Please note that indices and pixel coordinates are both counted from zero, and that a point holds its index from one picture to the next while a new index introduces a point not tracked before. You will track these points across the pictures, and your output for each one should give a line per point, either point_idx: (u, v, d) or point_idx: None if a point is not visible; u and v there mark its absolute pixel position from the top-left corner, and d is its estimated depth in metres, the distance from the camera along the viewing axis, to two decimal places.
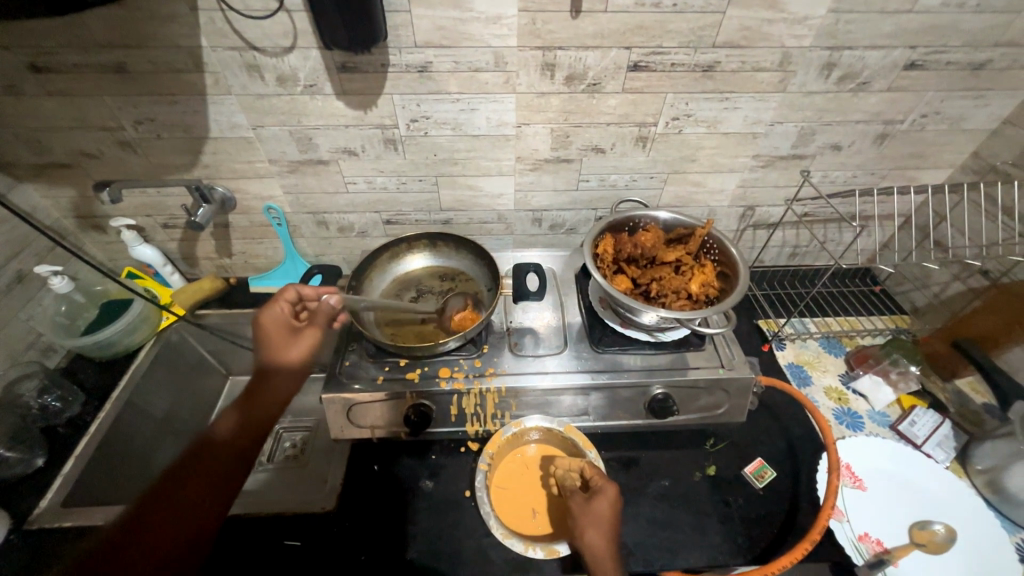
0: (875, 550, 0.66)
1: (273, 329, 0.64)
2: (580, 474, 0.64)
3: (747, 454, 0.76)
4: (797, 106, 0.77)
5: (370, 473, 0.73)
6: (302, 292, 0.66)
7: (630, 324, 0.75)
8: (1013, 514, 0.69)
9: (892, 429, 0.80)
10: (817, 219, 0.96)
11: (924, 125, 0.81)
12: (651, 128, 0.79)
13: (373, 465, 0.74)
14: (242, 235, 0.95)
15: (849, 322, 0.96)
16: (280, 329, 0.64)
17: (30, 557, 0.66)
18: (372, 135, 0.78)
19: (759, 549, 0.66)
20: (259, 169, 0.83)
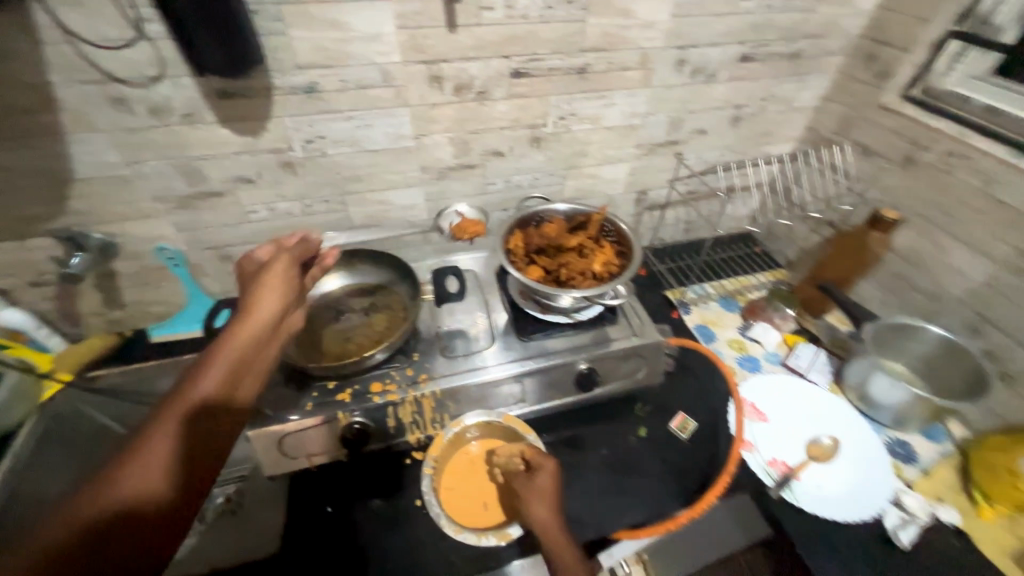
0: (783, 471, 0.75)
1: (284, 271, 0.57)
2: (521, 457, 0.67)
3: (671, 410, 0.84)
4: (663, 99, 0.88)
5: (323, 515, 0.69)
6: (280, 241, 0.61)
7: (550, 309, 0.79)
8: (879, 416, 0.82)
9: (784, 365, 0.92)
10: (699, 195, 1.08)
11: (766, 107, 0.95)
12: (543, 129, 0.86)
13: (327, 507, 0.70)
14: (133, 283, 0.87)
15: (739, 281, 1.09)
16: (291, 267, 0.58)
17: None
18: (267, 160, 0.76)
19: (692, 492, 0.73)
20: (143, 209, 0.77)
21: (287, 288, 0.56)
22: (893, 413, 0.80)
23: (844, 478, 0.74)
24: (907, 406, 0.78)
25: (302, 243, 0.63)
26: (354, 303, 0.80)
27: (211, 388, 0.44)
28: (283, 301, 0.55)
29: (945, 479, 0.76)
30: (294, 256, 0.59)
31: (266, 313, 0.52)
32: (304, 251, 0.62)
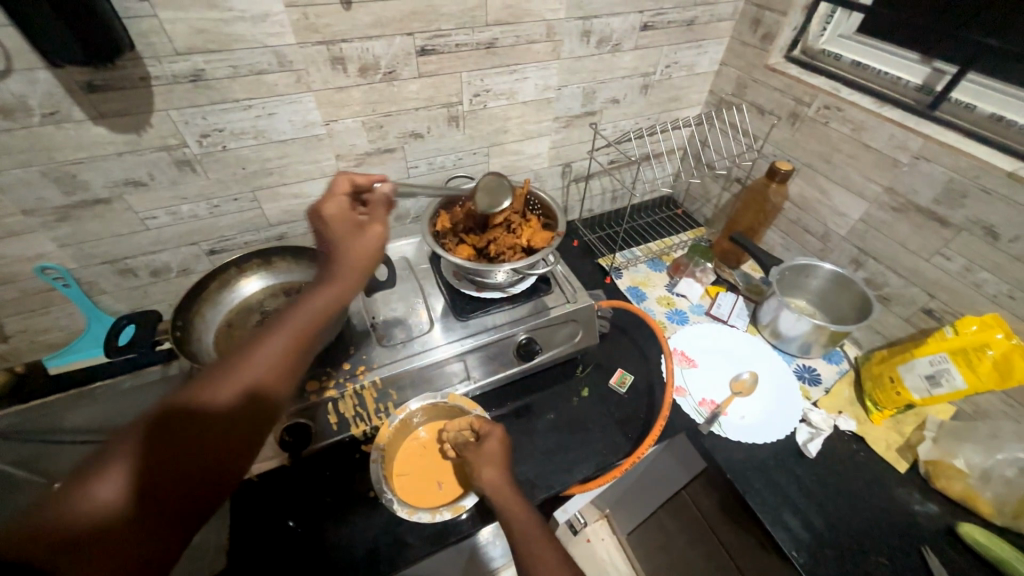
0: (711, 408, 0.82)
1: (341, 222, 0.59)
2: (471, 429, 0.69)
3: (610, 368, 0.89)
4: (574, 71, 0.90)
5: (285, 531, 0.66)
6: (356, 181, 0.62)
7: (485, 287, 0.80)
8: (788, 348, 0.92)
9: (707, 314, 1.00)
10: (620, 163, 1.13)
11: (670, 74, 1.00)
12: (458, 107, 0.85)
13: (288, 521, 0.67)
14: (14, 310, 0.77)
15: (664, 242, 1.16)
16: (346, 223, 0.59)
17: None
18: (158, 160, 0.70)
19: (634, 439, 0.78)
20: (12, 225, 0.68)
21: (367, 257, 0.59)
22: (799, 343, 0.90)
23: (762, 406, 0.83)
24: (808, 335, 0.87)
25: (341, 197, 0.60)
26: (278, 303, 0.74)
27: (226, 389, 0.44)
28: (357, 276, 0.58)
29: (843, 394, 0.86)
30: (382, 218, 0.61)
31: (335, 286, 0.56)
32: (340, 205, 0.60)
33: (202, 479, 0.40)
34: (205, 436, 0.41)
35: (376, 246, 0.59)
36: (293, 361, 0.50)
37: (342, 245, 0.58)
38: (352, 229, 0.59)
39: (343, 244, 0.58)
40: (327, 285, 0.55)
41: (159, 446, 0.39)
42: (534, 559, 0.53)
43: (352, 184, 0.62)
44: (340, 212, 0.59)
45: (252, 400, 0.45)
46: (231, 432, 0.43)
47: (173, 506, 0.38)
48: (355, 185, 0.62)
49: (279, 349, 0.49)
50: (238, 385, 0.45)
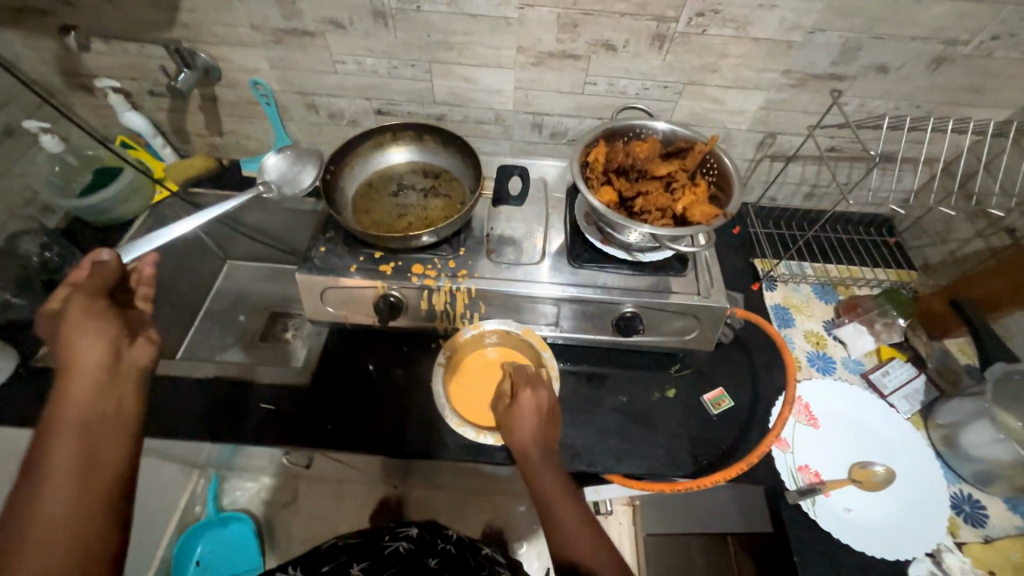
0: (810, 480, 0.68)
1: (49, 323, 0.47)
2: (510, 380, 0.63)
3: (710, 382, 0.77)
4: (843, 11, 0.67)
5: (364, 372, 0.76)
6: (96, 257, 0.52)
7: (612, 241, 0.72)
8: (959, 468, 0.69)
9: (862, 377, 0.79)
10: (843, 155, 0.87)
11: (992, 50, 0.69)
12: (671, 24, 0.70)
13: (368, 365, 0.77)
14: (230, 112, 0.91)
15: (850, 270, 0.92)
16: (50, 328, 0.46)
17: (29, 392, 0.71)
18: (359, 5, 0.71)
19: (700, 466, 0.69)
20: (242, 35, 0.77)
21: (89, 305, 0.47)
22: (978, 468, 0.67)
23: (883, 511, 0.66)
24: (1002, 467, 0.64)
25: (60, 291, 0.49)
26: (413, 181, 0.77)
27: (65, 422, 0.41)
28: (96, 299, 0.48)
29: (1007, 553, 0.64)
30: (90, 289, 0.48)
31: (79, 347, 0.44)
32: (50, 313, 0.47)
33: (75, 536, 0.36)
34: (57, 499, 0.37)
35: (112, 323, 0.47)
36: (101, 392, 0.43)
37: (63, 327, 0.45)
38: (56, 322, 0.46)
39: (72, 337, 0.45)
40: (73, 354, 0.44)
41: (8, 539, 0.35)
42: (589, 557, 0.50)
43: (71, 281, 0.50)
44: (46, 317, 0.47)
45: (110, 380, 0.45)
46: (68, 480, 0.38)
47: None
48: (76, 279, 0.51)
49: (93, 386, 0.43)
50: (73, 427, 0.41)
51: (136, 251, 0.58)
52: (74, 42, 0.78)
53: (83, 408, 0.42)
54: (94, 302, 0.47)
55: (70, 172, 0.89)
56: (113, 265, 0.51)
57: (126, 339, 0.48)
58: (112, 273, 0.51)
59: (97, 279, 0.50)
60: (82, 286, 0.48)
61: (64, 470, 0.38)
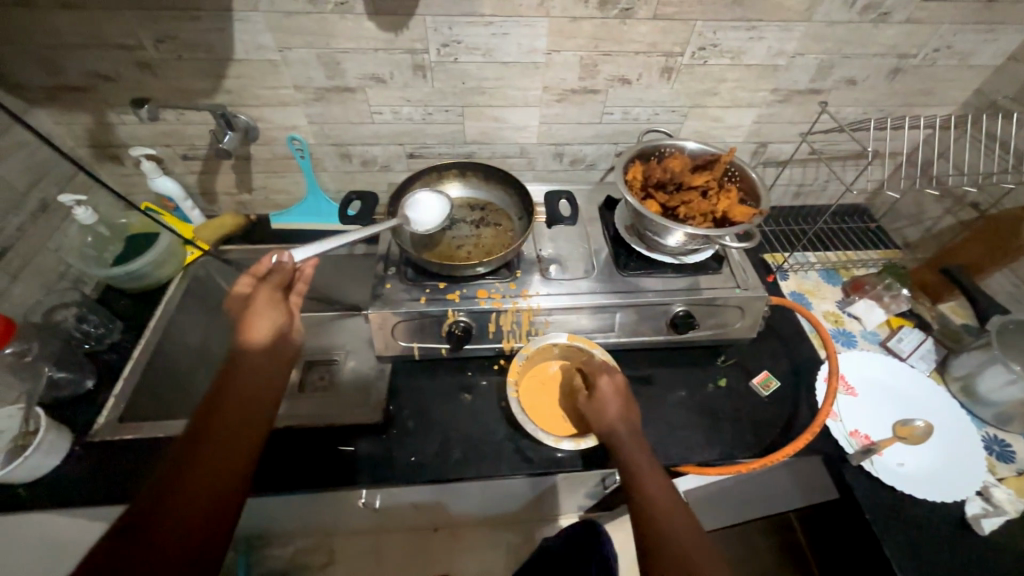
0: (864, 443, 0.75)
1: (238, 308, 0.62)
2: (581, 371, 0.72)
3: (754, 368, 0.84)
4: (819, 37, 0.79)
5: (387, 412, 0.76)
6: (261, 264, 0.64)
7: (656, 248, 0.79)
8: (981, 413, 0.79)
9: (881, 346, 0.89)
10: (824, 155, 1.00)
11: (935, 60, 0.84)
12: (677, 58, 0.81)
13: (388, 405, 0.77)
14: (263, 168, 0.94)
15: (847, 255, 1.03)
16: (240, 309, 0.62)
17: (93, 468, 0.68)
18: (401, 61, 0.78)
19: (765, 444, 0.75)
20: (284, 96, 0.81)
21: (267, 312, 0.61)
22: (997, 411, 0.76)
23: (930, 460, 0.73)
24: (1016, 405, 0.74)
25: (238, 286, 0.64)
26: (462, 214, 0.83)
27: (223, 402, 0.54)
28: (270, 301, 0.62)
29: None
30: (271, 287, 0.62)
31: (254, 333, 0.60)
32: (237, 297, 0.63)
33: (220, 478, 0.49)
34: (216, 444, 0.51)
35: (280, 317, 0.62)
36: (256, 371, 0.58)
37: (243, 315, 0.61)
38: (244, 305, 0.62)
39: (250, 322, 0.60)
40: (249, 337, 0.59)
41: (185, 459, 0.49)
42: (684, 538, 0.52)
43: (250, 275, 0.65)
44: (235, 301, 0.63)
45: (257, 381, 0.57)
46: (225, 435, 0.52)
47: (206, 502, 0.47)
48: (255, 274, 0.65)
49: (255, 364, 0.58)
50: (224, 404, 0.54)
51: (304, 252, 0.67)
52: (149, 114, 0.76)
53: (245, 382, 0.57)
54: (270, 296, 0.62)
55: (102, 243, 0.88)
56: (286, 268, 0.64)
57: (285, 328, 0.62)
58: (284, 276, 0.64)
59: (275, 278, 0.63)
60: (266, 280, 0.63)
61: (221, 428, 0.52)
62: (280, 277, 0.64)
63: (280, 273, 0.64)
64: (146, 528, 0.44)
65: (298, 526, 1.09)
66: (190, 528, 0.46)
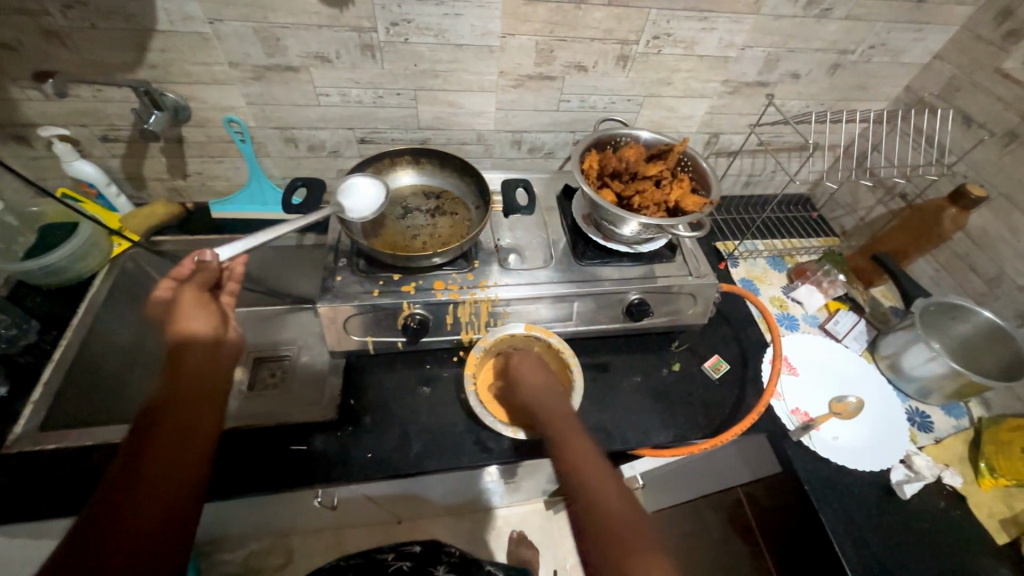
0: (804, 419, 0.80)
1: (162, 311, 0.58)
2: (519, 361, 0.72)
3: (706, 353, 0.87)
4: (767, 31, 0.81)
5: (347, 406, 0.74)
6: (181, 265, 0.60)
7: (612, 237, 0.79)
8: (905, 387, 0.86)
9: (820, 328, 0.94)
10: (771, 147, 1.04)
11: (871, 57, 0.88)
12: (633, 46, 0.81)
13: (350, 399, 0.75)
14: (198, 152, 0.87)
15: (791, 243, 1.08)
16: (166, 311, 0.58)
17: (6, 483, 0.62)
18: (347, 39, 0.73)
19: (716, 424, 0.78)
20: (218, 73, 0.75)
21: (198, 311, 0.57)
22: (919, 386, 0.83)
23: (861, 433, 0.79)
24: (935, 380, 0.80)
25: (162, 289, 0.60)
26: (416, 202, 0.81)
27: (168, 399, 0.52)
28: (199, 300, 0.58)
29: (953, 449, 0.80)
30: (196, 288, 0.58)
31: (184, 335, 0.56)
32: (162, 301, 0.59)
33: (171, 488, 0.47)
34: (162, 456, 0.48)
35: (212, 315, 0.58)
36: (198, 375, 0.54)
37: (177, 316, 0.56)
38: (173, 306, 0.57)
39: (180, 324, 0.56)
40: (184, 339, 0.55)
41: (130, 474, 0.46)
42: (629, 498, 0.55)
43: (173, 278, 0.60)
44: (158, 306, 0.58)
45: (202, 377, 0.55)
46: (171, 445, 0.49)
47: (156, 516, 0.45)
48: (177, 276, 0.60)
49: (195, 367, 0.54)
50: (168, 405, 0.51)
51: (231, 250, 0.62)
52: (55, 89, 0.68)
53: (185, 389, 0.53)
54: (198, 296, 0.58)
55: (10, 233, 0.79)
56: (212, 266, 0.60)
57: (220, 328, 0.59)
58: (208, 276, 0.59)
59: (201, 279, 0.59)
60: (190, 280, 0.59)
61: (168, 427, 0.50)
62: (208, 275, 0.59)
63: (204, 272, 0.60)
64: (97, 537, 0.42)
65: (252, 529, 1.04)
66: (147, 530, 0.44)
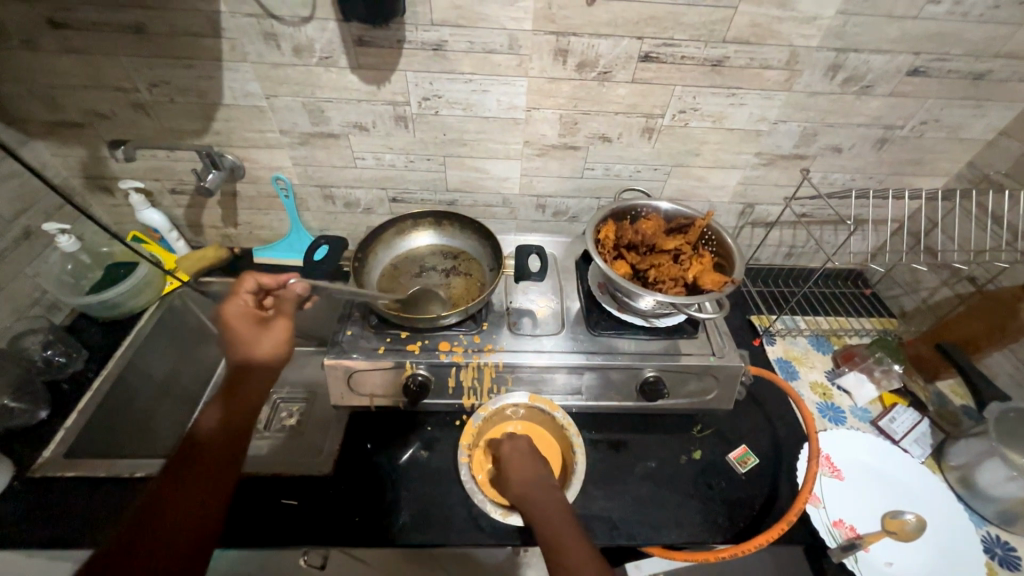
0: (848, 535, 0.68)
1: (240, 324, 0.67)
2: (507, 444, 0.68)
3: (732, 441, 0.79)
4: (801, 106, 0.79)
5: (363, 451, 0.75)
6: (261, 283, 0.70)
7: (627, 309, 0.77)
8: (980, 508, 0.72)
9: (872, 424, 0.83)
10: (814, 219, 0.98)
11: (923, 132, 0.83)
12: (658, 120, 0.81)
13: (367, 444, 0.76)
14: (249, 205, 0.96)
15: (839, 322, 0.99)
16: (247, 322, 0.68)
17: (22, 506, 0.66)
18: (383, 112, 0.79)
19: (738, 528, 0.69)
20: (270, 139, 0.83)
21: (275, 342, 0.67)
22: (999, 509, 0.69)
23: (922, 561, 0.66)
24: None
25: (243, 297, 0.69)
26: (410, 271, 0.82)
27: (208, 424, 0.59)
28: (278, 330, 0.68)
29: None
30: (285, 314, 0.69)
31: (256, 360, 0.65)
32: (244, 306, 0.69)
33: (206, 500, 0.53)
34: (188, 477, 0.54)
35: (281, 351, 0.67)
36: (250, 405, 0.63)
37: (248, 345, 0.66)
38: (259, 324, 0.68)
39: (253, 343, 0.66)
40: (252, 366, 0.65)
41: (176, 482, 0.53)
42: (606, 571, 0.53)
43: (257, 285, 0.70)
44: (240, 313, 0.68)
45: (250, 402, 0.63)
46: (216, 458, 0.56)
47: (191, 525, 0.51)
48: (260, 284, 0.70)
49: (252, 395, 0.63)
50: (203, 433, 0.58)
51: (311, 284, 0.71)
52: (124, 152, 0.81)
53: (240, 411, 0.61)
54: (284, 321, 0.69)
55: (82, 270, 0.90)
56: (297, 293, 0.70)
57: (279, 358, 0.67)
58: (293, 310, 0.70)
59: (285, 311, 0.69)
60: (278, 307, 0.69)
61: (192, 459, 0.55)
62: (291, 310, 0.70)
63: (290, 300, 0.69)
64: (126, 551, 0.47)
65: None
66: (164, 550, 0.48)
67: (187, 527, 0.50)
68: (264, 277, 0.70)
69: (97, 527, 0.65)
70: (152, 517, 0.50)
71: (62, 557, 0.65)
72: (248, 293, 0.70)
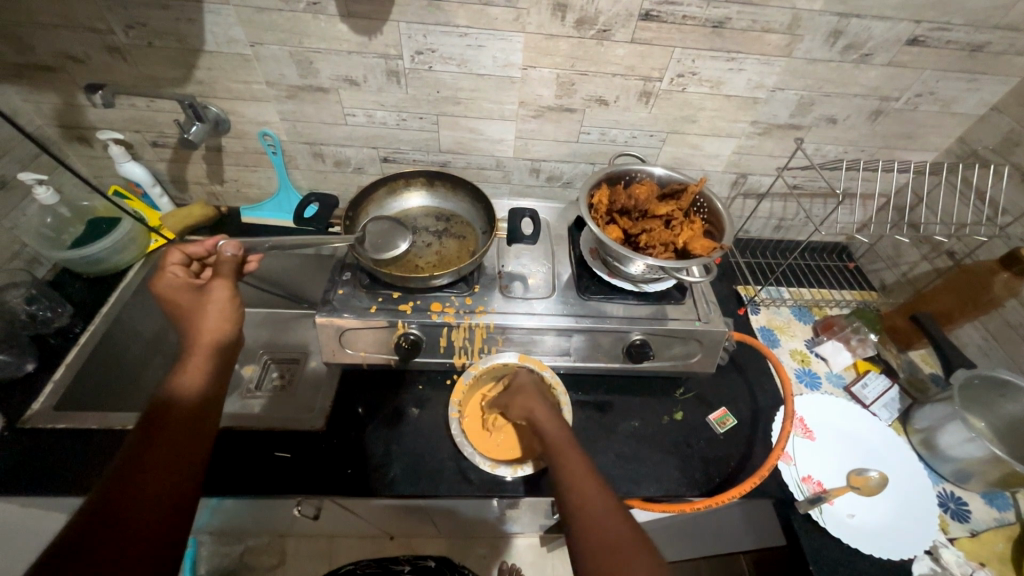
0: (815, 489, 0.73)
1: (170, 293, 0.63)
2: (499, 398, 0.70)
3: (712, 404, 0.82)
4: (799, 74, 0.78)
5: (354, 413, 0.76)
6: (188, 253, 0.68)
7: (617, 274, 0.77)
8: (939, 468, 0.77)
9: (846, 390, 0.87)
10: (804, 191, 0.99)
11: (917, 105, 0.83)
12: (656, 83, 0.79)
13: (358, 407, 0.77)
14: (235, 161, 0.93)
15: (821, 293, 1.02)
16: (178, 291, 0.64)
17: (13, 455, 0.66)
18: (375, 65, 0.77)
19: (713, 484, 0.72)
20: (256, 91, 0.80)
21: (216, 310, 0.61)
22: (955, 467, 0.74)
23: (880, 514, 0.71)
24: (975, 463, 0.71)
25: (173, 269, 0.66)
26: (389, 228, 0.79)
27: (186, 389, 0.54)
28: (219, 295, 0.62)
29: (992, 546, 0.70)
30: (227, 281, 0.63)
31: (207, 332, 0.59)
32: (174, 278, 0.65)
33: (175, 479, 0.47)
34: (161, 449, 0.48)
35: (228, 309, 0.62)
36: (206, 368, 0.56)
37: (188, 312, 0.61)
38: (191, 293, 0.64)
39: (190, 313, 0.61)
40: (196, 332, 0.59)
41: (134, 468, 0.46)
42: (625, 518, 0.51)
43: (185, 255, 0.68)
44: (171, 284, 0.64)
45: (214, 372, 0.57)
46: (178, 432, 0.50)
47: (164, 511, 0.45)
48: (189, 254, 0.68)
49: (203, 360, 0.57)
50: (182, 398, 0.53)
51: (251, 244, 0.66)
52: (104, 100, 0.75)
53: (194, 379, 0.55)
54: (226, 286, 0.63)
55: (62, 224, 0.87)
56: (233, 256, 0.64)
57: (231, 326, 0.61)
58: (232, 267, 0.64)
59: (224, 268, 0.64)
60: (218, 271, 0.63)
61: (168, 430, 0.50)
62: (230, 268, 0.64)
63: (225, 266, 0.63)
64: (102, 523, 0.42)
65: (246, 526, 1.06)
66: (148, 520, 0.44)
67: (166, 497, 0.46)
68: (191, 248, 0.68)
69: (91, 475, 0.66)
70: (116, 507, 0.43)
71: (60, 504, 0.66)
72: (176, 265, 0.67)
